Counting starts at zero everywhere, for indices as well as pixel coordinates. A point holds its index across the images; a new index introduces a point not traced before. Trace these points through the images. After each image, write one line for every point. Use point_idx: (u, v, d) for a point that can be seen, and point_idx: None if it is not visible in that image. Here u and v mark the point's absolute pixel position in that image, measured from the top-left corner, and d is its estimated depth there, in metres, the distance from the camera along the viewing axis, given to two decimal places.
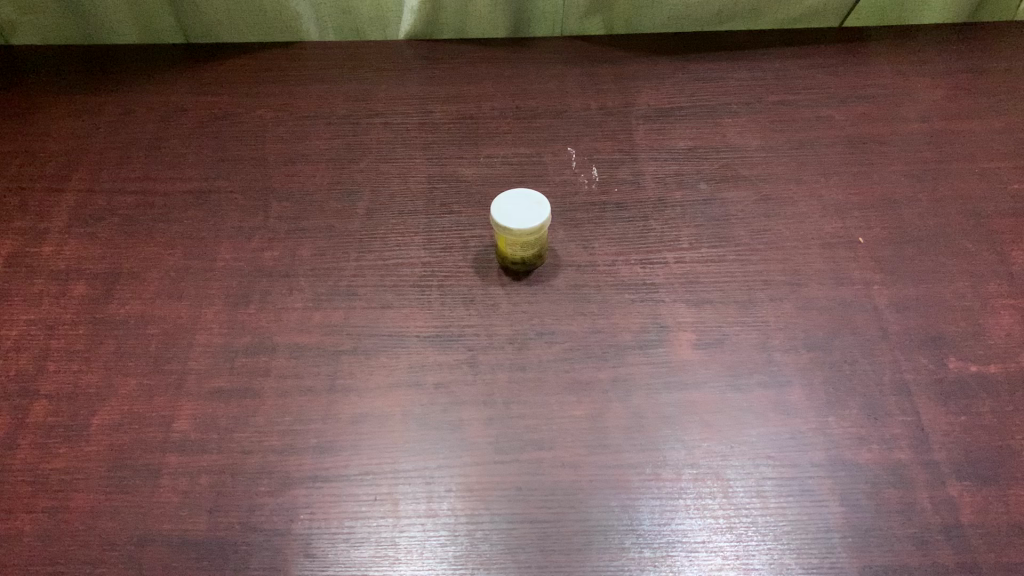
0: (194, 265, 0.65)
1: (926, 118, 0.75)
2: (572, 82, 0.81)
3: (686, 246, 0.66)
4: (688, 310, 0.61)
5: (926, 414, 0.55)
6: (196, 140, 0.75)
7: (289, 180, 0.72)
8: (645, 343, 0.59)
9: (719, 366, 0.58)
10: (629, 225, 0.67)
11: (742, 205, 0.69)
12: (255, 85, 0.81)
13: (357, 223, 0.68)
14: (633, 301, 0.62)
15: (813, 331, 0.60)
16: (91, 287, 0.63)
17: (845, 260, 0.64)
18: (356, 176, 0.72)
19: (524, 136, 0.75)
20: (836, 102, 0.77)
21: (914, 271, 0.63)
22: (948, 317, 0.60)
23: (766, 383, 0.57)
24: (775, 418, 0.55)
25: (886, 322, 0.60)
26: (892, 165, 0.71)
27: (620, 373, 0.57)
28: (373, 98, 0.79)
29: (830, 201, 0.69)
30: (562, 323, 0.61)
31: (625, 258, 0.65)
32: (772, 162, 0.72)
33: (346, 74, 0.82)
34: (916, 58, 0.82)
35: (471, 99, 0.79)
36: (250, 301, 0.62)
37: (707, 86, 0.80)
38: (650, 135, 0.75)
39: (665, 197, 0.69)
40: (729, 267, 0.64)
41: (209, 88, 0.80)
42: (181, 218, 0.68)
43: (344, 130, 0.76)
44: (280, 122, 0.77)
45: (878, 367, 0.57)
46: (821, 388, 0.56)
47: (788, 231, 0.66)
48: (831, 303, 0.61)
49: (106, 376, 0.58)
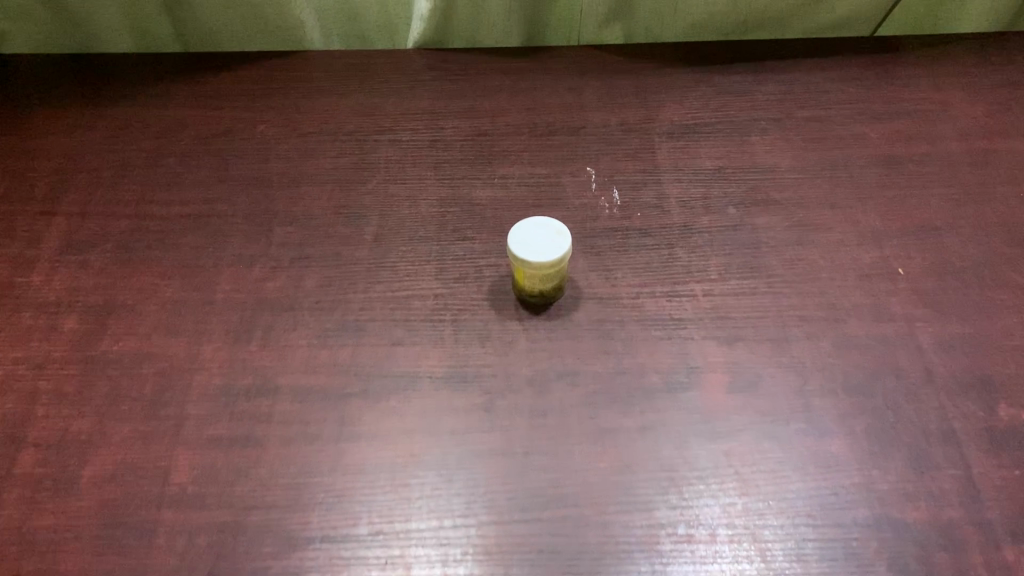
0: (194, 298, 0.61)
1: (966, 135, 0.71)
2: (590, 94, 0.76)
3: (714, 277, 0.62)
4: (719, 348, 0.58)
5: (977, 467, 0.51)
6: (195, 158, 0.71)
7: (293, 202, 0.68)
8: (675, 386, 0.55)
9: (754, 412, 0.54)
10: (654, 253, 0.63)
11: (774, 231, 0.65)
12: (257, 98, 0.76)
13: (364, 251, 0.64)
14: (658, 338, 0.58)
15: (854, 372, 0.56)
16: (82, 322, 0.60)
17: (885, 293, 0.60)
18: (364, 199, 0.68)
19: (541, 155, 0.71)
20: (872, 117, 0.73)
21: (958, 306, 0.59)
22: (997, 359, 0.56)
23: (805, 432, 0.53)
24: (816, 471, 0.51)
25: (930, 362, 0.56)
26: (932, 187, 0.67)
27: (648, 420, 0.54)
28: (380, 113, 0.75)
29: (867, 227, 0.65)
30: (584, 361, 0.57)
31: (650, 290, 0.61)
32: (804, 185, 0.68)
33: (351, 86, 0.77)
34: (954, 68, 0.77)
35: (484, 115, 0.75)
36: (252, 337, 0.59)
37: (734, 99, 0.75)
38: (674, 153, 0.71)
39: (691, 223, 0.65)
40: (761, 301, 0.60)
41: (208, 101, 0.76)
42: (178, 245, 0.64)
43: (350, 148, 0.72)
44: (283, 139, 0.73)
45: (923, 414, 0.54)
46: (863, 438, 0.53)
47: (823, 260, 0.62)
48: (872, 342, 0.57)
49: (97, 422, 0.54)
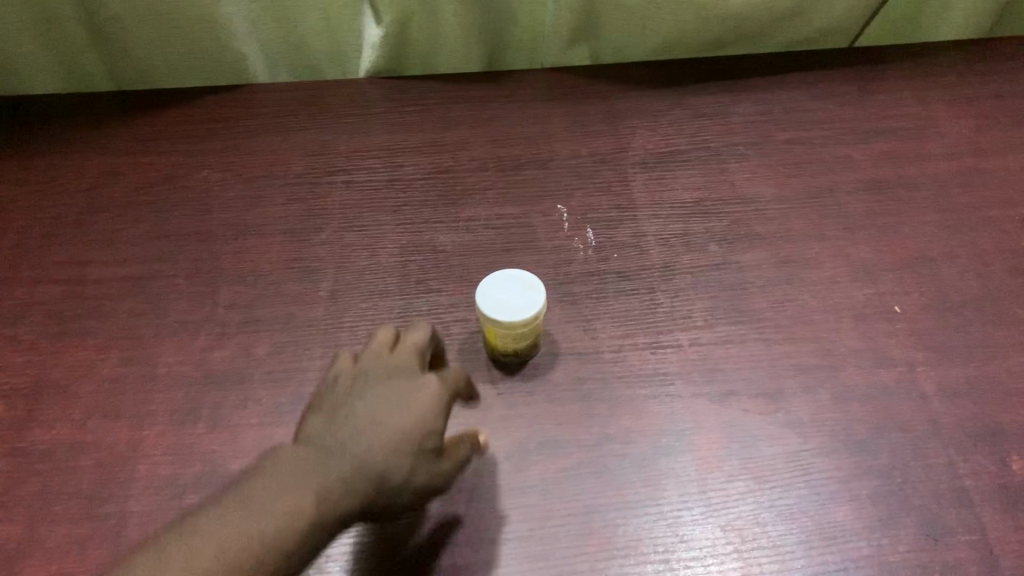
0: (134, 374, 0.56)
1: (956, 154, 0.67)
2: (556, 121, 0.71)
3: (700, 325, 0.57)
4: (709, 406, 0.53)
5: (993, 531, 0.47)
6: (133, 211, 0.65)
7: (240, 257, 0.62)
8: (664, 453, 0.51)
9: (750, 479, 0.50)
10: (635, 299, 0.59)
11: (760, 269, 0.60)
12: (198, 139, 0.71)
13: (320, 311, 0.59)
14: (644, 398, 0.54)
15: (855, 428, 0.52)
16: (11, 409, 0.54)
17: (882, 336, 0.56)
18: (317, 250, 0.63)
19: (508, 193, 0.66)
20: (856, 137, 0.69)
21: (960, 347, 0.56)
22: (1006, 405, 0.53)
23: (806, 499, 0.49)
24: (820, 544, 0.47)
25: (936, 413, 0.52)
26: (924, 214, 0.63)
27: (637, 496, 0.49)
28: (332, 150, 0.70)
29: (858, 261, 0.61)
30: (565, 428, 0.52)
31: (633, 341, 0.57)
32: (788, 216, 0.64)
33: (300, 122, 0.72)
34: (939, 79, 0.73)
35: (445, 149, 0.69)
36: (199, 417, 0.53)
37: (710, 123, 0.71)
38: (649, 186, 0.66)
39: (672, 263, 0.61)
40: (752, 350, 0.56)
41: (145, 145, 0.70)
42: (115, 312, 0.59)
43: (301, 192, 0.67)
44: (228, 185, 0.67)
45: (932, 472, 0.50)
46: (869, 504, 0.49)
47: (815, 301, 0.58)
48: (873, 392, 0.54)
49: (28, 526, 0.49)
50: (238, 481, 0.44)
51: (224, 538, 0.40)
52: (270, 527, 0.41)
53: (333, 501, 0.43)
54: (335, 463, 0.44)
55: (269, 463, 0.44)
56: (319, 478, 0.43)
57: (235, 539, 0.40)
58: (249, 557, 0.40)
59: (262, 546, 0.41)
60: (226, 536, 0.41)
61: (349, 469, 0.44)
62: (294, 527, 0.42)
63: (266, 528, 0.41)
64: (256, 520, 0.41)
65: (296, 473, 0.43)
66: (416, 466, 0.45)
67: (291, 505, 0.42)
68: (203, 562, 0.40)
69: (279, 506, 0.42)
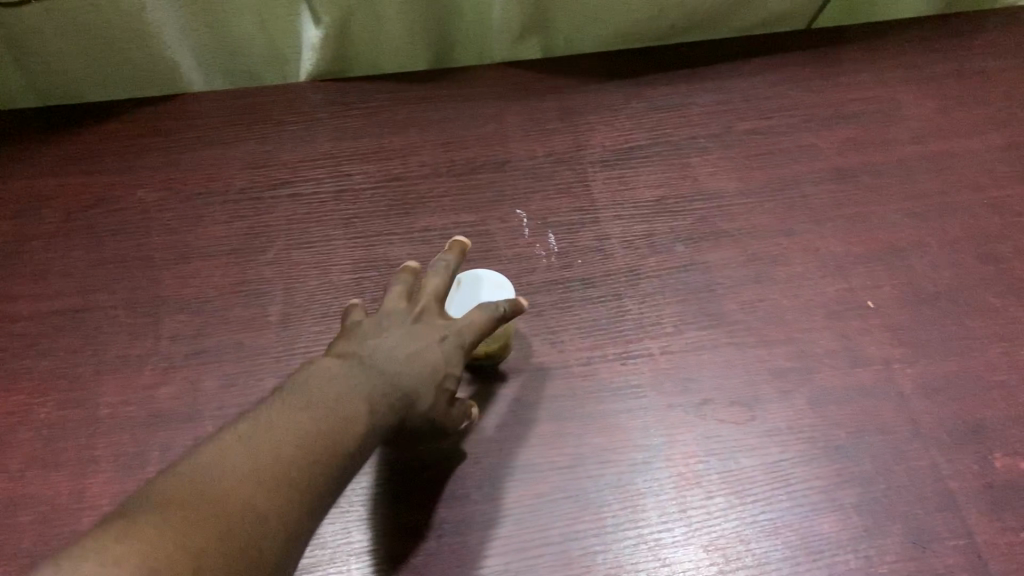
0: (73, 418, 0.52)
1: (919, 138, 0.65)
2: (510, 120, 0.68)
3: (671, 331, 0.55)
4: (684, 418, 0.51)
5: (981, 534, 0.46)
6: (64, 238, 0.61)
7: (183, 284, 0.59)
8: (639, 471, 0.49)
9: (732, 494, 0.48)
10: (601, 307, 0.57)
11: (729, 268, 0.58)
12: (131, 155, 0.66)
13: (271, 337, 0.56)
14: (617, 412, 0.52)
15: (835, 432, 0.50)
16: None
17: (856, 333, 0.55)
18: (265, 271, 0.59)
19: (463, 199, 0.63)
20: (819, 124, 0.67)
21: (936, 341, 0.54)
22: (985, 400, 0.51)
23: (790, 513, 0.48)
24: (808, 559, 0.46)
25: (915, 411, 0.51)
26: (891, 202, 0.62)
27: (616, 519, 0.47)
28: (276, 161, 0.66)
29: (828, 255, 0.59)
30: (537, 449, 0.50)
31: (602, 352, 0.54)
32: (754, 210, 0.62)
33: (239, 133, 0.68)
34: (898, 59, 0.71)
35: (395, 155, 0.66)
36: (147, 461, 0.50)
37: (669, 115, 0.68)
38: (610, 185, 0.64)
39: (639, 267, 0.59)
40: (725, 355, 0.54)
41: (74, 165, 0.66)
42: (51, 351, 0.55)
43: (245, 209, 0.63)
44: (166, 204, 0.63)
45: (915, 476, 0.49)
46: (854, 514, 0.47)
47: (786, 299, 0.57)
48: (850, 393, 0.52)
49: None
50: (281, 390, 0.40)
51: (295, 438, 0.36)
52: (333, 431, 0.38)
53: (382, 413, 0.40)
54: (383, 377, 0.41)
55: (310, 371, 0.41)
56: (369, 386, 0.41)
57: (308, 439, 0.37)
58: (321, 459, 0.37)
59: (330, 451, 0.37)
60: (297, 434, 0.37)
61: (395, 383, 0.42)
62: (353, 434, 0.39)
63: (333, 431, 0.38)
64: (322, 419, 0.38)
65: (345, 382, 0.40)
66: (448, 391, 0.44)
67: (351, 411, 0.39)
68: (280, 460, 0.35)
69: (337, 410, 0.39)
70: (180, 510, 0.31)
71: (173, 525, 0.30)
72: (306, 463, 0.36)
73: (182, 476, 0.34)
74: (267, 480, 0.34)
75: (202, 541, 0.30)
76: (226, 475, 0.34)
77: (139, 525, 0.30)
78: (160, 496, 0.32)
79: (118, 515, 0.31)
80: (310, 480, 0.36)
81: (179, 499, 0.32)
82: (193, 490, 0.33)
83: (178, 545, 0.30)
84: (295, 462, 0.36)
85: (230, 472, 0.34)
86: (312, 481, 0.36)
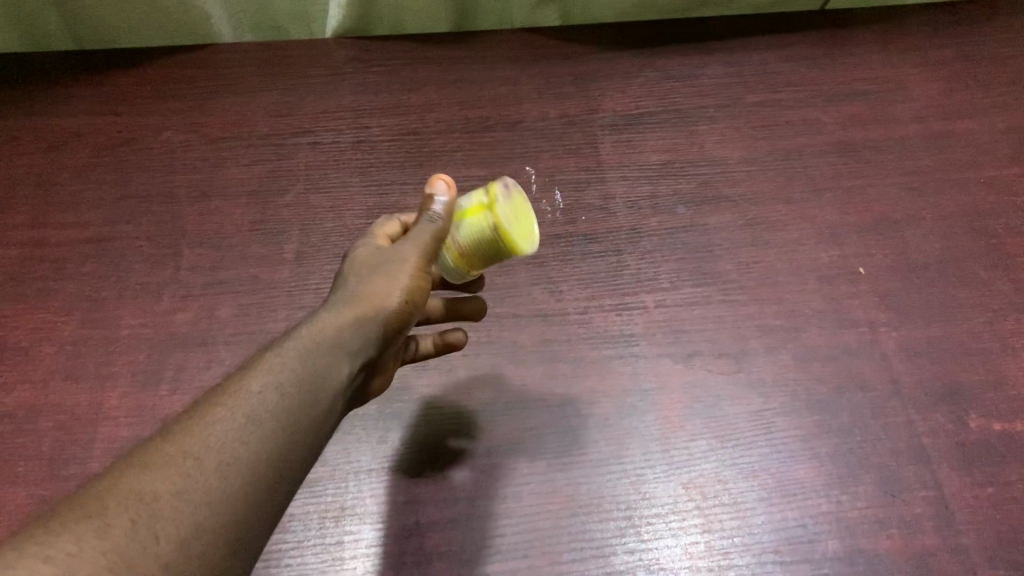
0: (95, 335, 0.55)
1: (923, 118, 0.67)
2: (525, 82, 0.71)
3: (666, 286, 0.57)
4: (674, 366, 0.54)
5: (949, 487, 0.49)
6: (93, 173, 0.64)
7: (204, 220, 0.62)
8: (630, 411, 0.52)
9: (714, 438, 0.51)
10: (601, 262, 0.59)
11: (727, 231, 0.61)
12: (161, 100, 0.69)
13: (285, 274, 0.58)
14: (609, 358, 0.54)
15: (816, 389, 0.52)
16: None
17: (846, 297, 0.57)
18: (282, 212, 0.62)
19: (475, 155, 0.66)
20: (825, 100, 0.69)
21: (922, 308, 0.56)
22: (966, 364, 0.53)
23: (767, 458, 0.50)
24: (781, 500, 0.48)
25: (897, 372, 0.53)
26: (890, 177, 0.64)
27: (601, 455, 0.50)
28: (298, 111, 0.69)
29: (823, 223, 0.61)
30: (530, 389, 0.53)
31: (598, 302, 0.57)
32: (756, 178, 0.64)
33: (265, 84, 0.71)
34: (907, 43, 0.73)
35: (413, 110, 0.69)
36: (162, 379, 0.53)
37: (679, 85, 0.70)
38: (618, 148, 0.66)
39: (639, 226, 0.61)
40: (717, 311, 0.56)
41: (107, 106, 0.69)
42: (77, 275, 0.58)
43: (267, 153, 0.66)
44: (191, 146, 0.66)
45: (892, 432, 0.51)
46: (831, 463, 0.50)
47: (780, 262, 0.59)
48: (836, 352, 0.54)
49: None
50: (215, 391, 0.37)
51: (239, 415, 0.34)
52: (285, 396, 0.35)
53: (340, 364, 0.38)
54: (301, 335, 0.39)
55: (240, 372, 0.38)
56: (315, 329, 0.38)
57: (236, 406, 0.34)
58: (273, 431, 0.34)
59: (282, 423, 0.34)
60: (213, 425, 0.33)
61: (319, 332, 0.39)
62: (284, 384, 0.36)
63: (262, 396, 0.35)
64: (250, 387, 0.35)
65: (294, 341, 0.38)
66: (373, 270, 0.42)
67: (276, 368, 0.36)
68: (225, 441, 0.32)
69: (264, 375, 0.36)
70: (113, 514, 0.28)
71: (103, 530, 0.27)
72: (238, 444, 0.32)
73: (106, 479, 0.30)
74: (209, 463, 0.31)
75: (144, 545, 0.28)
76: (161, 467, 0.30)
77: (63, 534, 0.26)
78: (85, 501, 0.28)
79: (37, 522, 0.27)
80: (268, 461, 0.33)
81: (106, 501, 0.28)
82: (120, 491, 0.29)
83: (116, 553, 0.27)
84: (240, 442, 0.33)
85: (167, 465, 0.31)
86: (266, 454, 0.33)
